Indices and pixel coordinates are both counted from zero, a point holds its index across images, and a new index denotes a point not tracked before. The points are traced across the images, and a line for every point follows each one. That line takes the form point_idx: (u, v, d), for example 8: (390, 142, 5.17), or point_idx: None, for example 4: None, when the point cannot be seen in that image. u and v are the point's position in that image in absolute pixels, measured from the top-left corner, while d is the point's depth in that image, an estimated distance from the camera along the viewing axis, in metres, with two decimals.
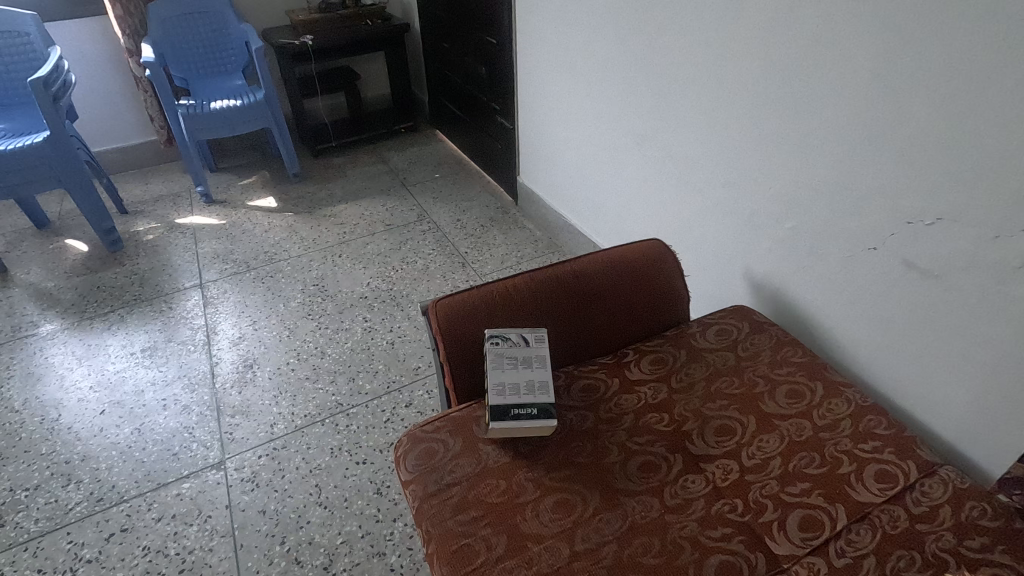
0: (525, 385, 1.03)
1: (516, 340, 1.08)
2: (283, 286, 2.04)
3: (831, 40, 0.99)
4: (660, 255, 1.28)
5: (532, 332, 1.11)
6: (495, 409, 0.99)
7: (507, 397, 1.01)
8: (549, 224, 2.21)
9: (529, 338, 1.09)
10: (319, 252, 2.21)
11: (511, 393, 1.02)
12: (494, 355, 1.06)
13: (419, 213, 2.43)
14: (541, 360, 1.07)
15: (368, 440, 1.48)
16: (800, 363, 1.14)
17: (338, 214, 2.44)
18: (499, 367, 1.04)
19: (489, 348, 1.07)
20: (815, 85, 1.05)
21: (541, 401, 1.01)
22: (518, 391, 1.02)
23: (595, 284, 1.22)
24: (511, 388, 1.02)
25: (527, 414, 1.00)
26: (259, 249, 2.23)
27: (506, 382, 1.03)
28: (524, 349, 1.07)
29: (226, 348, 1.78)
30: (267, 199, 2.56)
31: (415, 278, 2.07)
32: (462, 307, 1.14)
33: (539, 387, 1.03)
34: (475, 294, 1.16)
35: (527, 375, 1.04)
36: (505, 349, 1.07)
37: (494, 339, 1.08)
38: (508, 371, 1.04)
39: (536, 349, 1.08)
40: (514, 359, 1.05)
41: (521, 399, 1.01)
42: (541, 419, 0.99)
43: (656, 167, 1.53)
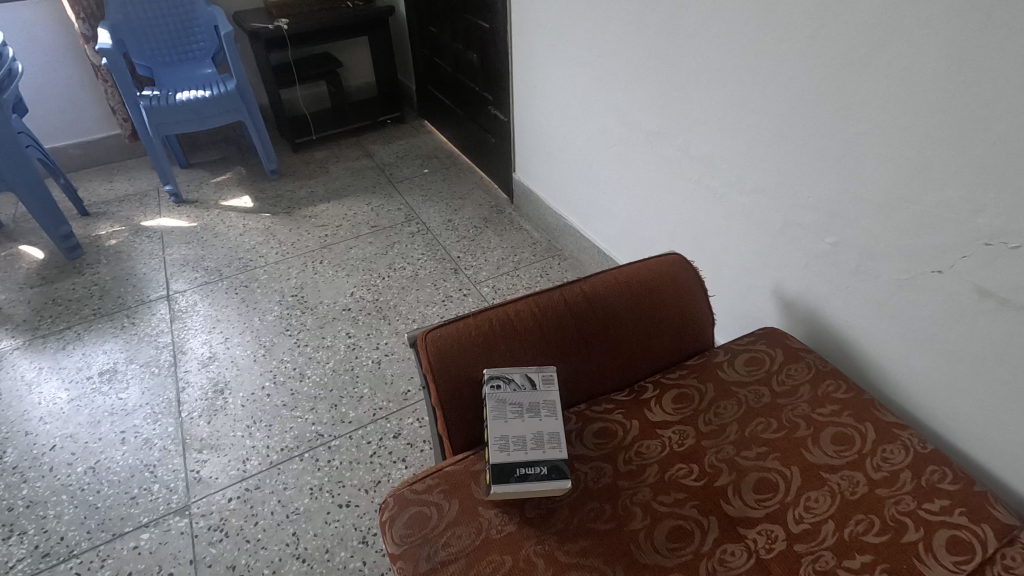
0: (532, 438, 0.87)
1: (519, 383, 0.93)
2: (259, 297, 1.87)
3: (893, 26, 0.83)
4: (680, 273, 1.13)
5: (538, 369, 0.95)
6: (497, 470, 0.84)
7: (511, 454, 0.85)
8: (548, 226, 2.05)
9: (535, 377, 0.94)
10: (299, 257, 2.04)
11: (515, 449, 0.86)
12: (493, 402, 0.90)
13: (407, 214, 2.25)
14: (550, 406, 0.91)
15: (352, 478, 1.32)
16: (846, 400, 1.00)
17: (319, 215, 2.26)
18: (500, 417, 0.89)
19: (489, 393, 0.91)
20: (869, 80, 0.89)
21: (552, 457, 0.86)
22: (524, 446, 0.86)
23: (607, 310, 1.06)
24: (515, 443, 0.87)
25: (536, 474, 0.84)
26: (233, 255, 2.05)
27: (508, 436, 0.87)
28: (530, 394, 0.92)
29: (195, 370, 1.61)
30: (242, 198, 2.37)
31: (404, 286, 1.90)
32: (455, 339, 0.98)
33: (548, 441, 0.87)
34: (470, 323, 1.01)
35: (533, 426, 0.88)
36: (507, 395, 0.91)
37: (494, 381, 0.92)
38: (511, 423, 0.88)
39: (544, 392, 0.92)
40: (518, 407, 0.90)
41: (528, 457, 0.85)
42: (552, 481, 0.84)
43: (671, 168, 1.37)
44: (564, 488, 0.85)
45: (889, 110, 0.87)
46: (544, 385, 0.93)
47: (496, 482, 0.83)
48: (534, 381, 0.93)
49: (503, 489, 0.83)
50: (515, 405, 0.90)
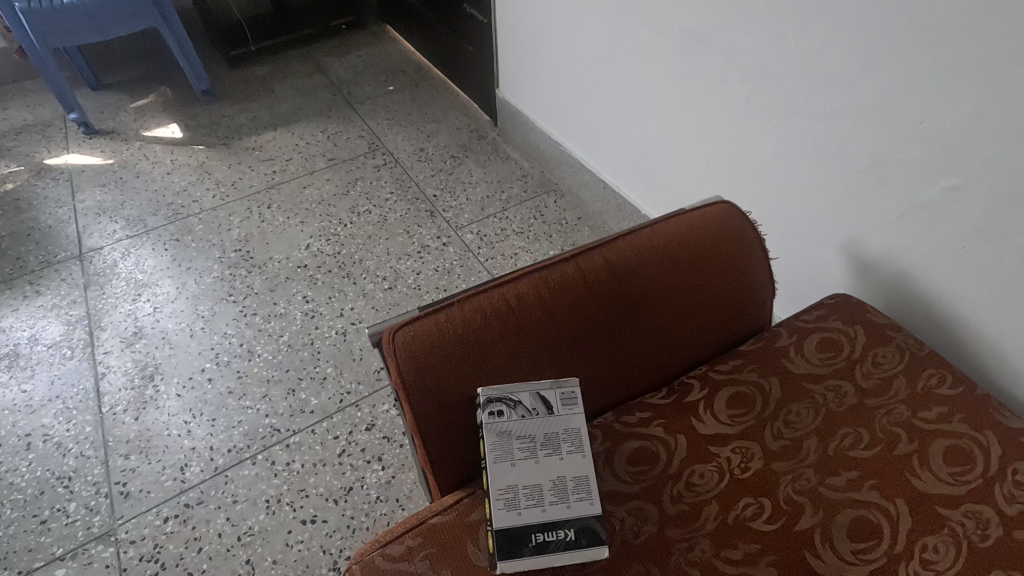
0: (552, 488, 0.64)
1: (530, 406, 0.67)
2: (193, 252, 1.54)
3: None
4: (735, 232, 0.84)
5: (556, 381, 0.70)
6: (503, 538, 0.61)
7: (524, 514, 0.62)
8: (541, 155, 1.72)
9: (551, 397, 0.68)
10: (241, 201, 1.68)
11: (528, 504, 0.63)
12: (494, 438, 0.65)
13: (371, 143, 1.88)
14: (575, 438, 0.67)
15: (317, 485, 1.09)
16: (955, 399, 0.76)
17: (264, 146, 1.88)
18: (506, 459, 0.65)
19: (488, 426, 0.66)
20: None
21: (580, 514, 0.63)
22: (541, 501, 0.63)
23: (640, 289, 0.79)
24: (528, 495, 0.63)
25: (559, 542, 0.61)
26: (160, 199, 1.69)
27: (519, 487, 0.63)
28: (546, 423, 0.67)
29: (117, 352, 1.31)
30: (169, 127, 1.96)
31: (370, 234, 1.58)
32: (433, 341, 0.70)
33: (573, 490, 0.64)
34: (454, 316, 0.73)
35: (552, 470, 0.65)
36: (513, 427, 0.66)
37: (493, 408, 0.67)
38: (521, 467, 0.64)
39: (566, 419, 0.68)
40: (529, 443, 0.66)
41: (547, 516, 0.62)
42: (583, 551, 0.61)
43: (711, 83, 1.04)
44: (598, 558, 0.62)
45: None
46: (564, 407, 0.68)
47: (503, 556, 0.60)
48: (551, 403, 0.68)
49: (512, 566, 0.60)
50: (524, 439, 0.66)
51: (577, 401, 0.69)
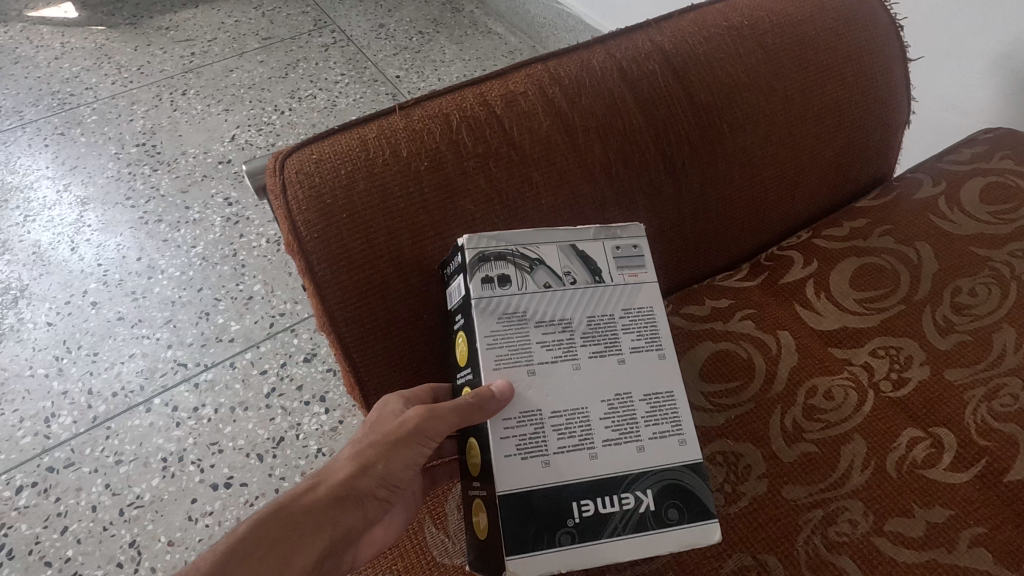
0: (607, 417, 0.37)
1: (563, 270, 0.39)
2: (82, 148, 1.18)
3: None
4: (855, 12, 0.52)
5: (603, 229, 0.40)
6: (519, 516, 0.34)
7: (558, 465, 0.35)
8: (531, 23, 1.36)
9: (599, 258, 0.40)
10: (148, 88, 1.31)
11: (565, 446, 0.36)
12: (498, 321, 0.37)
13: (317, 19, 1.49)
14: (643, 325, 0.39)
15: (235, 437, 0.79)
16: None
17: (181, 24, 1.48)
18: (522, 360, 0.37)
19: (484, 300, 0.37)
20: None
21: (664, 465, 0.36)
22: (589, 439, 0.36)
23: (715, 97, 0.47)
24: (563, 428, 0.36)
25: (625, 516, 0.35)
26: (42, 88, 1.31)
27: (546, 415, 0.36)
28: (591, 301, 0.39)
29: None
30: (61, 6, 1.54)
31: (315, 122, 1.23)
32: (355, 173, 0.39)
33: (646, 418, 0.37)
34: (394, 134, 0.41)
35: (607, 382, 0.37)
36: (533, 305, 0.38)
37: (494, 271, 0.38)
38: (549, 375, 0.37)
39: (625, 295, 0.39)
40: (559, 335, 0.38)
41: (603, 469, 0.35)
42: (672, 530, 0.35)
43: None
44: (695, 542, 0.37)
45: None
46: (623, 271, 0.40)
47: (520, 549, 0.34)
48: (598, 266, 0.39)
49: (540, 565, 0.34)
50: (550, 328, 0.38)
51: (645, 264, 0.40)
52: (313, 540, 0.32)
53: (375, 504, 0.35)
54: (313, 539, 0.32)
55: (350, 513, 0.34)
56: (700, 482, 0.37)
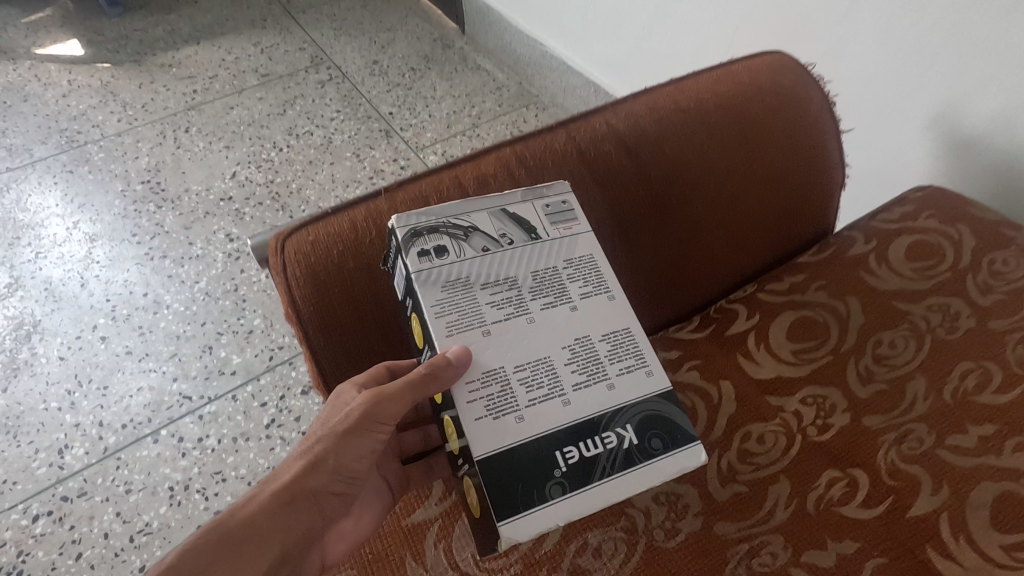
0: (566, 361, 0.41)
1: (496, 230, 0.44)
2: (90, 186, 1.24)
3: None
4: (790, 91, 0.58)
5: (530, 194, 0.47)
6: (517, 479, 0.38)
7: (535, 416, 0.39)
8: (518, 61, 1.43)
9: (528, 217, 0.46)
10: (153, 127, 1.37)
11: (539, 398, 0.40)
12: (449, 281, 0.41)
13: (314, 56, 1.56)
14: (583, 273, 0.45)
15: (237, 466, 0.85)
16: None
17: (183, 61, 1.55)
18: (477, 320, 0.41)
19: (425, 265, 0.41)
20: None
21: (629, 399, 0.42)
22: (558, 387, 0.40)
23: (662, 171, 0.54)
24: (532, 382, 0.40)
25: (610, 454, 0.40)
26: (51, 125, 1.38)
27: (510, 371, 0.40)
28: (531, 256, 0.44)
29: None
30: (68, 42, 1.62)
31: (313, 159, 1.29)
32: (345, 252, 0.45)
33: (609, 357, 0.42)
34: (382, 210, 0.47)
35: (561, 332, 0.42)
36: (474, 269, 0.42)
37: (431, 241, 0.42)
38: (504, 330, 0.41)
39: (563, 248, 0.45)
40: (502, 289, 0.42)
41: (579, 410, 0.40)
42: (656, 455, 0.40)
43: None
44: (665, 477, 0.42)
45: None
46: (554, 221, 0.46)
47: (523, 510, 0.38)
48: (529, 223, 0.45)
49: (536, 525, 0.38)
50: (494, 286, 0.42)
51: (573, 217, 0.47)
52: (271, 533, 0.37)
53: (332, 497, 0.40)
54: (270, 529, 0.37)
55: (306, 508, 0.38)
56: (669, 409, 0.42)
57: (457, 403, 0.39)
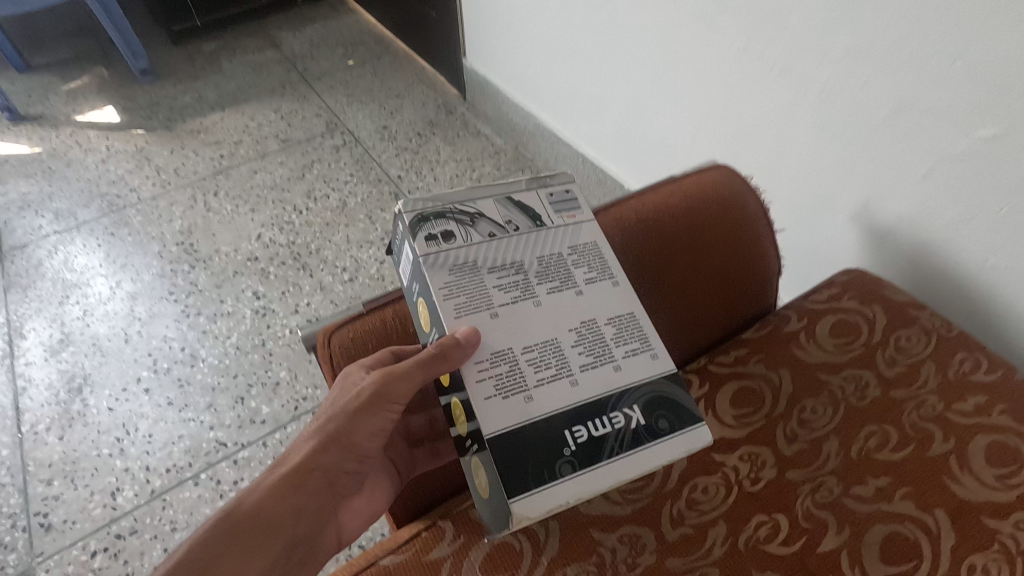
0: (575, 342, 0.54)
1: (500, 215, 0.59)
2: (130, 248, 1.38)
3: None
4: (733, 202, 0.72)
5: (533, 187, 0.62)
6: (519, 452, 0.48)
7: (550, 390, 0.51)
8: (513, 129, 1.58)
9: (529, 205, 0.61)
10: (184, 190, 1.52)
11: (554, 376, 0.52)
12: (450, 266, 0.54)
13: (329, 121, 1.72)
14: (585, 261, 0.59)
15: None
16: (992, 386, 0.65)
17: (210, 128, 1.71)
18: (481, 303, 0.54)
19: (432, 248, 0.55)
20: None
21: (634, 382, 0.53)
22: (569, 368, 0.53)
23: (630, 274, 0.67)
24: (543, 363, 0.52)
25: (618, 434, 0.51)
26: (93, 190, 1.52)
27: (519, 351, 0.52)
28: (532, 244, 0.58)
29: (40, 363, 1.16)
30: (104, 109, 1.78)
31: (330, 221, 1.43)
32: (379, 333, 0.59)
33: (615, 342, 0.55)
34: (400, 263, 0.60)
35: (567, 318, 0.55)
36: (477, 253, 0.56)
37: (436, 228, 0.56)
38: (511, 308, 0.54)
39: (561, 238, 0.60)
40: (504, 270, 0.56)
41: (587, 390, 0.52)
42: (661, 431, 0.52)
43: (700, 30, 0.91)
44: (666, 463, 0.52)
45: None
46: (556, 210, 0.62)
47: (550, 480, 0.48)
48: (529, 211, 0.60)
49: (538, 501, 0.48)
50: (498, 269, 0.56)
51: (572, 207, 0.62)
52: (281, 504, 0.49)
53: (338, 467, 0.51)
54: (280, 500, 0.49)
55: (315, 476, 0.50)
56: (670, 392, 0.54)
57: (465, 380, 0.50)
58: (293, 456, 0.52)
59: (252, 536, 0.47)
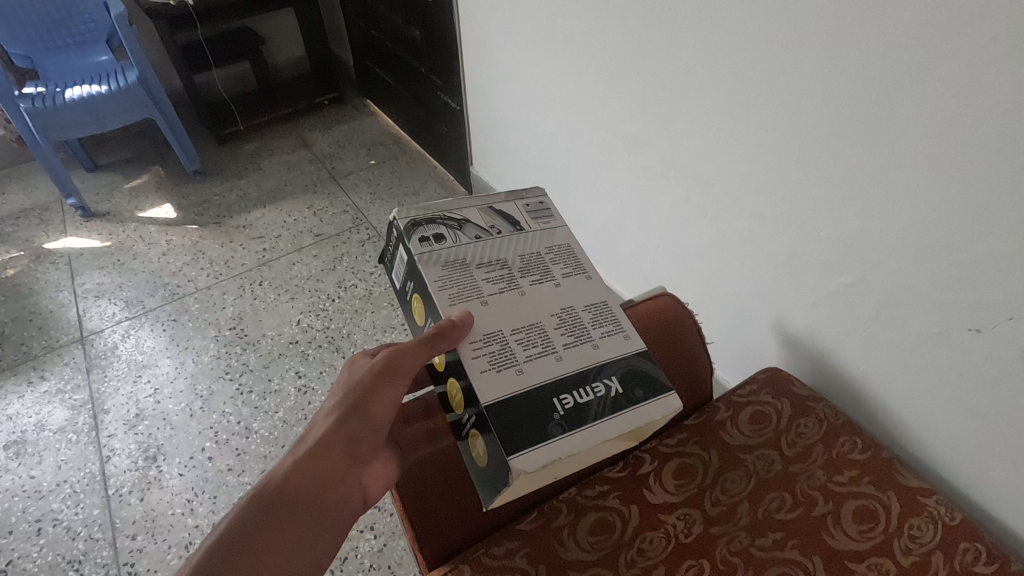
0: (556, 324, 0.73)
1: (484, 221, 0.80)
2: (191, 332, 1.64)
3: (928, 61, 0.67)
4: (673, 323, 0.98)
5: (511, 201, 0.84)
6: (513, 417, 0.65)
7: (538, 363, 0.69)
8: None
9: (510, 215, 0.83)
10: (234, 280, 1.79)
11: (542, 352, 0.70)
12: (443, 262, 0.74)
13: (355, 217, 2.01)
14: (559, 261, 0.80)
15: None
16: (863, 462, 0.89)
17: (253, 223, 2.00)
18: (474, 293, 0.72)
19: (426, 247, 0.74)
20: (889, 116, 0.73)
21: (605, 359, 0.72)
22: (553, 347, 0.71)
23: None
24: (530, 343, 0.70)
25: (600, 400, 0.69)
26: (157, 280, 1.80)
27: (511, 334, 0.70)
28: (513, 247, 0.79)
29: (120, 435, 1.40)
30: (162, 206, 2.08)
31: (358, 308, 1.70)
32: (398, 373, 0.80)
33: (590, 326, 0.75)
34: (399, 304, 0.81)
35: (547, 306, 0.74)
36: (466, 253, 0.76)
37: (429, 232, 0.76)
38: (500, 299, 0.73)
39: (536, 244, 0.81)
40: (491, 267, 0.76)
41: (569, 362, 0.70)
42: (634, 397, 0.70)
43: (651, 181, 1.19)
44: (639, 421, 0.70)
45: (931, 126, 0.69)
46: (531, 217, 0.84)
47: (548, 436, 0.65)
48: (510, 220, 0.82)
49: (531, 456, 0.63)
50: (486, 266, 0.76)
51: (545, 217, 0.85)
52: (311, 470, 0.64)
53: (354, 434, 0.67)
54: (308, 466, 0.64)
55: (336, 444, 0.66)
56: (634, 366, 0.73)
57: (461, 356, 0.67)
58: (317, 433, 0.67)
59: (290, 499, 0.62)
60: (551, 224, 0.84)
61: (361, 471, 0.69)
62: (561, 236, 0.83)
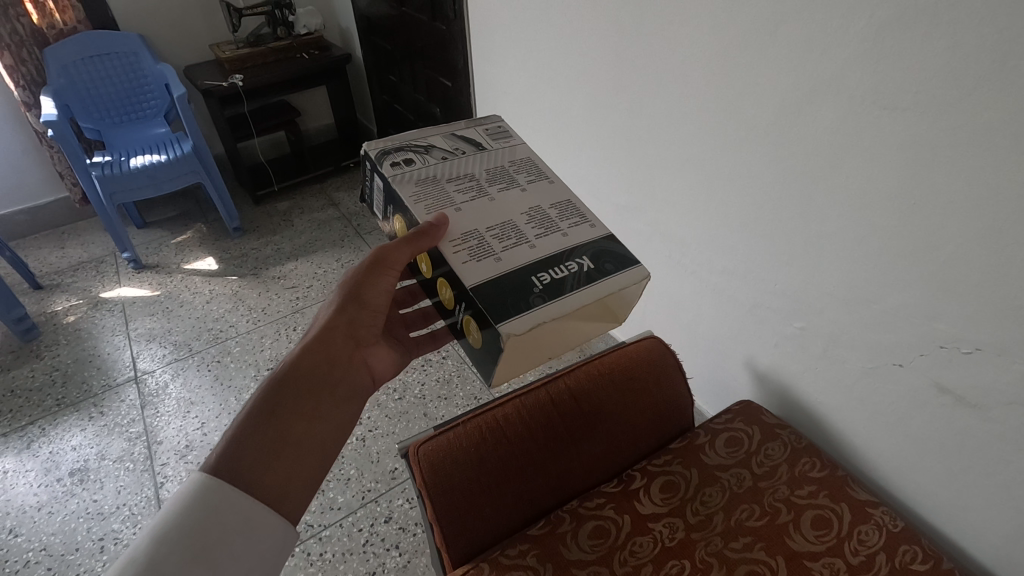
0: (528, 218, 0.80)
1: (449, 145, 0.89)
2: (234, 373, 1.82)
3: (836, 160, 0.88)
4: (651, 354, 1.20)
5: (473, 128, 0.94)
6: (495, 296, 0.70)
7: (513, 253, 0.75)
8: None
9: (474, 138, 0.92)
10: (271, 325, 1.99)
11: (515, 241, 0.76)
12: (416, 181, 0.82)
13: None
14: (523, 169, 0.88)
15: (346, 571, 1.33)
16: (821, 479, 1.06)
17: (288, 274, 2.22)
18: (447, 202, 0.79)
19: (394, 170, 0.83)
20: (815, 196, 0.94)
21: (577, 243, 0.78)
22: (527, 238, 0.77)
23: (592, 404, 1.12)
24: (505, 237, 0.77)
25: (578, 274, 0.75)
26: (201, 326, 2.00)
27: (485, 232, 0.76)
28: (478, 162, 0.87)
29: (172, 463, 1.57)
30: (205, 259, 2.31)
31: None
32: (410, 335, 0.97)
33: (560, 219, 0.81)
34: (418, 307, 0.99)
35: (517, 207, 0.81)
36: (436, 172, 0.84)
37: (398, 159, 0.85)
38: (471, 206, 0.79)
39: (502, 158, 0.89)
40: (460, 180, 0.83)
41: (546, 248, 0.76)
42: (609, 269, 0.76)
43: (641, 241, 1.40)
44: (618, 288, 0.75)
45: (845, 205, 0.90)
46: (492, 137, 0.93)
47: (531, 308, 0.70)
48: (474, 141, 0.91)
49: (518, 323, 0.68)
50: (455, 181, 0.83)
51: (505, 136, 0.94)
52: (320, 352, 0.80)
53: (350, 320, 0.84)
54: (316, 348, 0.80)
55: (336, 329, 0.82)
56: (605, 244, 0.78)
57: (445, 253, 0.73)
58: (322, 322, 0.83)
59: (303, 375, 0.77)
60: (510, 143, 0.93)
61: (365, 354, 0.85)
62: (522, 150, 0.92)
